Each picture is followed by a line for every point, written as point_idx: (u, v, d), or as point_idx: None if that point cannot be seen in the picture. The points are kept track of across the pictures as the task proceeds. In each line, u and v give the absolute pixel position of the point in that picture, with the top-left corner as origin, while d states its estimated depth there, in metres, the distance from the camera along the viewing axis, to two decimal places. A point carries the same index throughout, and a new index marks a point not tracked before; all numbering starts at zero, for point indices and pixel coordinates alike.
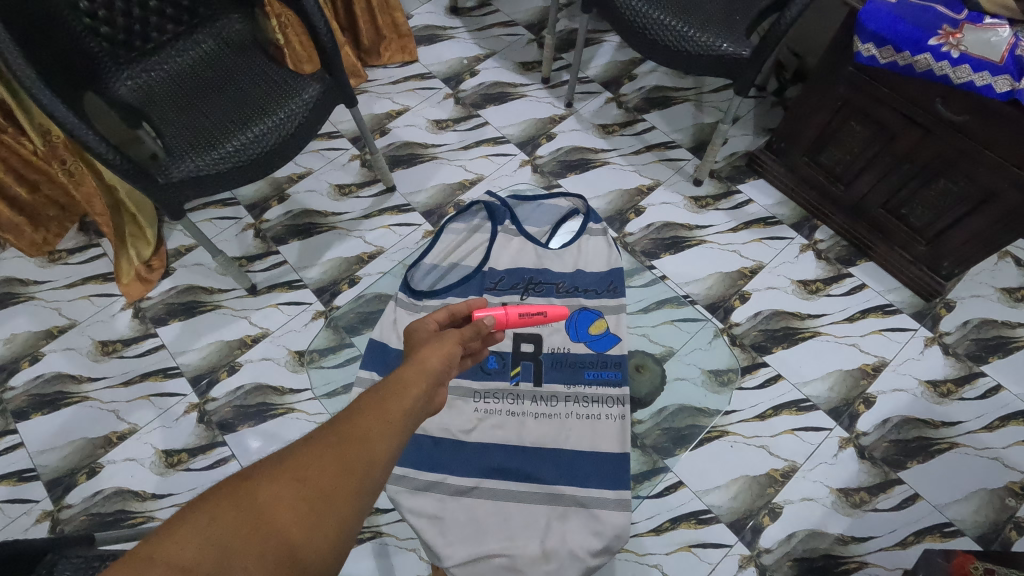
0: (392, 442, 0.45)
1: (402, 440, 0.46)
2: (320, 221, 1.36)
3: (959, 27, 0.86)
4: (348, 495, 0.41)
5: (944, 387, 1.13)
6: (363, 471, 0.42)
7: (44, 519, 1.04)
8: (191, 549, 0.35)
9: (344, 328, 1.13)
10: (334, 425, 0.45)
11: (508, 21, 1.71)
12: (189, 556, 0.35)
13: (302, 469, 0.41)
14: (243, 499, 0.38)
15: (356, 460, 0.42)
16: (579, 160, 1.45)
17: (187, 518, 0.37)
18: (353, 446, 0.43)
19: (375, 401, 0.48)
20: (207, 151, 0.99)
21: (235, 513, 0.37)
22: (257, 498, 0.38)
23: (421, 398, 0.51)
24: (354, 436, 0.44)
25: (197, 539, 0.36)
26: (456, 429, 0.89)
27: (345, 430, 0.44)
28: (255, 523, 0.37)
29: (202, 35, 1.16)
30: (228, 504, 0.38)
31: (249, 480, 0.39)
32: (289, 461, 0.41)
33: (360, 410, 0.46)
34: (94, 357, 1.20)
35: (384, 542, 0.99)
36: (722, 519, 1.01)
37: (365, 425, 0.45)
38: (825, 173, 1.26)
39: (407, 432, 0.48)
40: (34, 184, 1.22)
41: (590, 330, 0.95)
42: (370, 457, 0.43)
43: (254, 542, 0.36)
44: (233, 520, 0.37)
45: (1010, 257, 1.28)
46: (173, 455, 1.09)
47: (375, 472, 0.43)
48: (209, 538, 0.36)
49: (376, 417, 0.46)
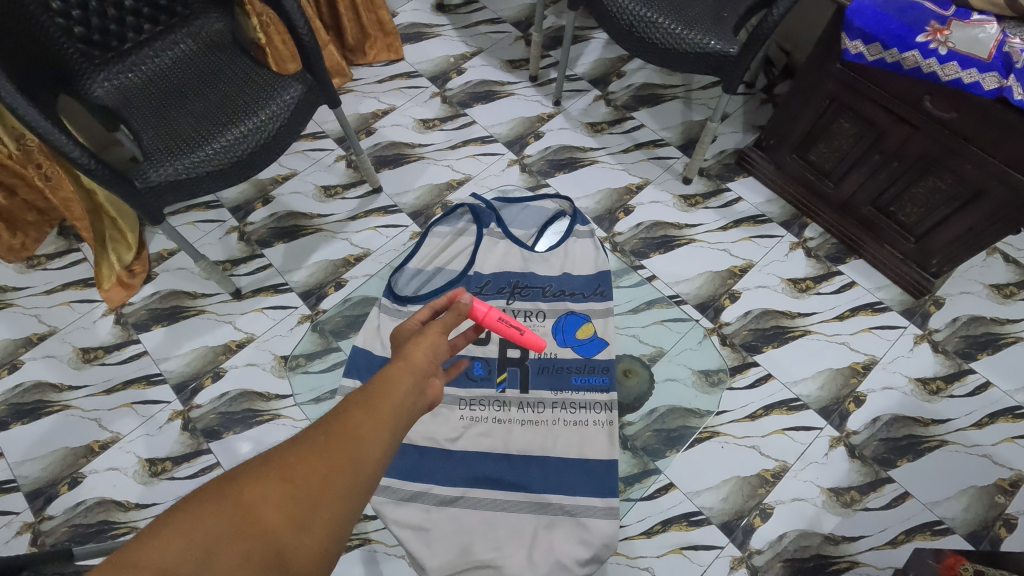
0: (385, 439, 0.43)
1: (395, 438, 0.45)
2: (305, 223, 1.34)
3: (947, 24, 0.84)
4: (340, 494, 0.39)
5: (933, 385, 1.13)
6: (355, 468, 0.40)
7: (25, 531, 1.02)
8: (172, 552, 0.33)
9: (330, 332, 1.12)
10: (324, 423, 0.43)
11: (495, 18, 1.69)
12: (170, 559, 0.33)
13: (291, 467, 0.38)
14: (228, 500, 0.36)
15: (347, 457, 0.40)
16: (567, 159, 1.43)
17: (170, 520, 0.35)
18: (344, 445, 0.41)
19: (365, 399, 0.46)
20: (186, 154, 0.97)
21: (220, 515, 0.35)
22: (243, 500, 0.36)
23: (411, 392, 0.49)
24: (345, 434, 0.42)
25: (180, 542, 0.34)
26: (442, 437, 0.88)
27: (334, 429, 0.42)
28: (239, 525, 0.35)
29: (179, 35, 1.13)
30: (214, 505, 0.36)
31: (234, 480, 0.37)
32: (276, 460, 0.39)
33: (349, 409, 0.44)
34: (75, 365, 1.17)
35: (372, 549, 0.98)
36: (713, 521, 1.01)
37: (355, 422, 0.43)
38: (814, 170, 1.25)
39: (401, 430, 0.46)
40: (10, 189, 1.18)
41: (578, 334, 0.94)
42: (363, 454, 0.42)
43: (240, 545, 0.35)
44: (217, 522, 0.35)
45: (999, 253, 1.28)
46: (157, 464, 1.07)
47: (367, 472, 0.41)
48: (191, 542, 0.34)
49: (367, 414, 0.44)
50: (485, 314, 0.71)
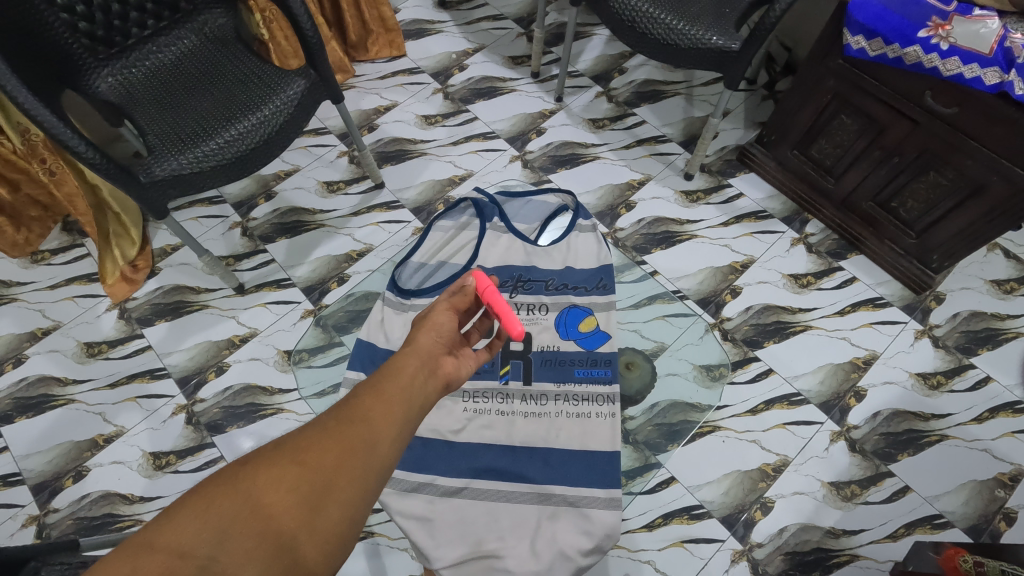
0: (398, 422, 0.44)
1: (409, 422, 0.45)
2: (308, 219, 1.35)
3: (948, 18, 0.85)
4: (354, 476, 0.40)
5: (933, 380, 1.14)
6: (367, 452, 0.41)
7: (30, 524, 1.02)
8: (189, 533, 0.34)
9: (333, 327, 1.13)
10: (335, 409, 0.43)
11: (497, 15, 1.69)
12: (187, 540, 0.33)
13: (304, 450, 0.39)
14: (243, 484, 0.37)
15: (358, 441, 0.41)
16: (569, 155, 1.43)
17: (188, 503, 0.35)
18: (356, 429, 0.42)
19: (373, 385, 0.46)
20: (190, 149, 0.97)
21: (236, 498, 0.36)
22: (256, 486, 0.37)
23: (421, 374, 0.49)
24: (356, 418, 0.42)
25: (196, 523, 0.34)
26: (445, 430, 0.89)
27: (345, 415, 0.42)
28: (255, 508, 0.36)
29: (183, 31, 1.13)
30: (230, 488, 0.36)
31: (248, 465, 0.38)
32: (289, 444, 0.39)
33: (361, 393, 0.45)
34: (79, 359, 1.18)
35: (375, 542, 0.99)
36: (714, 515, 1.01)
37: (366, 406, 0.43)
38: (815, 166, 1.26)
39: (415, 413, 0.46)
40: (15, 184, 1.19)
41: (579, 327, 0.95)
42: (374, 437, 0.42)
43: (254, 528, 0.35)
44: (232, 504, 0.35)
45: (999, 248, 1.29)
46: (161, 457, 1.08)
47: (379, 455, 0.41)
48: (208, 523, 0.34)
49: (377, 398, 0.44)
50: (486, 287, 0.64)
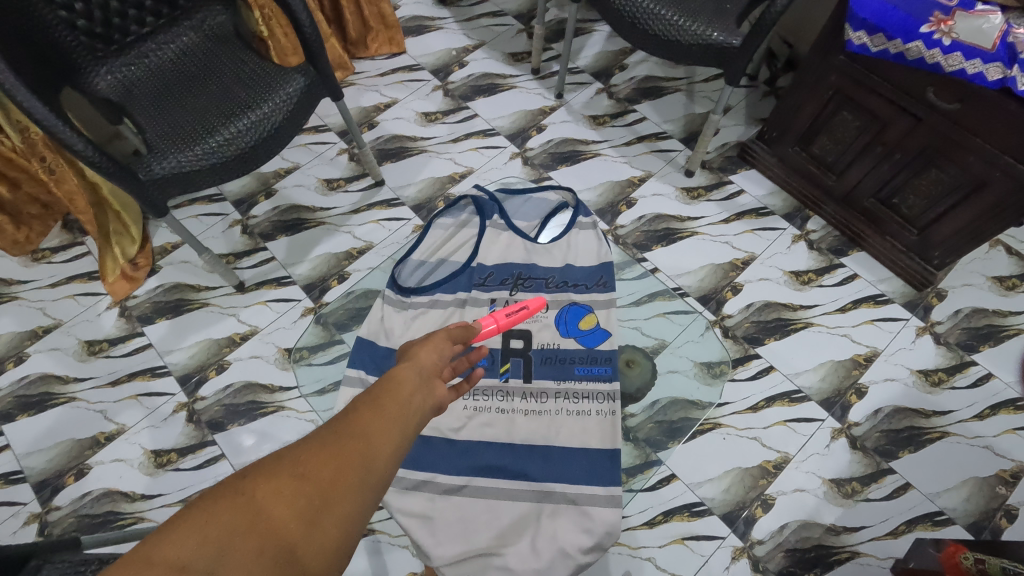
0: (396, 437, 0.44)
1: (406, 437, 0.45)
2: (308, 216, 1.35)
3: (951, 14, 0.84)
4: (352, 489, 0.39)
5: (934, 377, 1.13)
6: (365, 466, 0.41)
7: (32, 521, 1.03)
8: (188, 547, 0.34)
9: (333, 325, 1.13)
10: (332, 424, 0.43)
11: (497, 11, 1.69)
12: (187, 554, 0.33)
13: (303, 464, 0.39)
14: (242, 498, 0.36)
15: (357, 454, 0.41)
16: (570, 152, 1.43)
17: (185, 519, 0.35)
18: (354, 443, 0.42)
19: (371, 400, 0.46)
20: (189, 147, 0.97)
21: (235, 510, 0.36)
22: (256, 498, 0.36)
23: (419, 391, 0.50)
24: (355, 432, 0.42)
25: (196, 536, 0.34)
26: (446, 427, 0.89)
27: (344, 428, 0.43)
28: (253, 521, 0.36)
29: (182, 28, 1.13)
30: (228, 502, 0.36)
31: (247, 478, 0.38)
32: (288, 459, 0.39)
33: (360, 408, 0.45)
34: (80, 357, 1.18)
35: (376, 539, 0.99)
36: (715, 512, 1.01)
37: (365, 421, 0.44)
38: (817, 163, 1.25)
39: (411, 429, 0.46)
40: (14, 182, 1.19)
41: (579, 325, 0.94)
42: (373, 451, 0.42)
43: (253, 542, 0.35)
44: (231, 516, 0.35)
45: (1001, 245, 1.28)
46: (162, 455, 1.08)
47: (378, 468, 0.41)
48: (206, 537, 0.34)
49: (375, 413, 0.45)
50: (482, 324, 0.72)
